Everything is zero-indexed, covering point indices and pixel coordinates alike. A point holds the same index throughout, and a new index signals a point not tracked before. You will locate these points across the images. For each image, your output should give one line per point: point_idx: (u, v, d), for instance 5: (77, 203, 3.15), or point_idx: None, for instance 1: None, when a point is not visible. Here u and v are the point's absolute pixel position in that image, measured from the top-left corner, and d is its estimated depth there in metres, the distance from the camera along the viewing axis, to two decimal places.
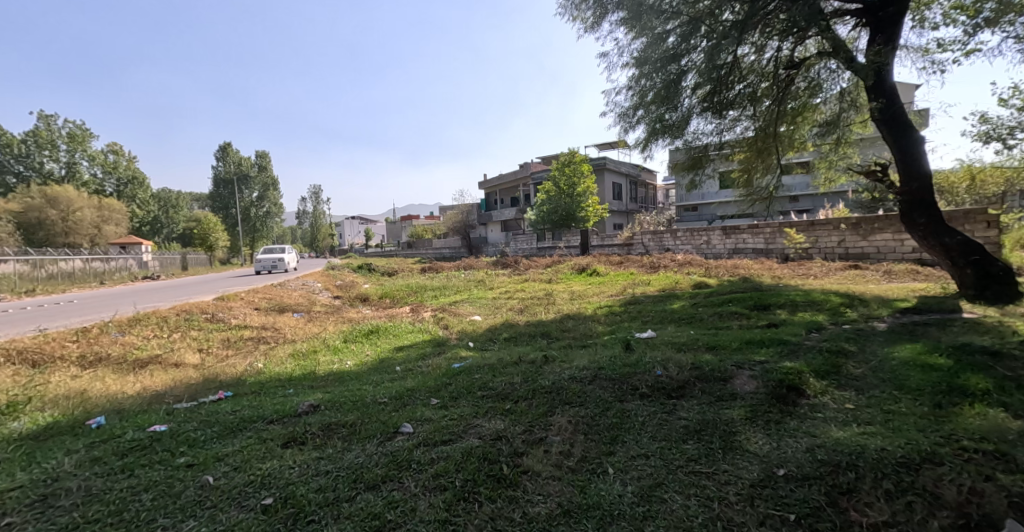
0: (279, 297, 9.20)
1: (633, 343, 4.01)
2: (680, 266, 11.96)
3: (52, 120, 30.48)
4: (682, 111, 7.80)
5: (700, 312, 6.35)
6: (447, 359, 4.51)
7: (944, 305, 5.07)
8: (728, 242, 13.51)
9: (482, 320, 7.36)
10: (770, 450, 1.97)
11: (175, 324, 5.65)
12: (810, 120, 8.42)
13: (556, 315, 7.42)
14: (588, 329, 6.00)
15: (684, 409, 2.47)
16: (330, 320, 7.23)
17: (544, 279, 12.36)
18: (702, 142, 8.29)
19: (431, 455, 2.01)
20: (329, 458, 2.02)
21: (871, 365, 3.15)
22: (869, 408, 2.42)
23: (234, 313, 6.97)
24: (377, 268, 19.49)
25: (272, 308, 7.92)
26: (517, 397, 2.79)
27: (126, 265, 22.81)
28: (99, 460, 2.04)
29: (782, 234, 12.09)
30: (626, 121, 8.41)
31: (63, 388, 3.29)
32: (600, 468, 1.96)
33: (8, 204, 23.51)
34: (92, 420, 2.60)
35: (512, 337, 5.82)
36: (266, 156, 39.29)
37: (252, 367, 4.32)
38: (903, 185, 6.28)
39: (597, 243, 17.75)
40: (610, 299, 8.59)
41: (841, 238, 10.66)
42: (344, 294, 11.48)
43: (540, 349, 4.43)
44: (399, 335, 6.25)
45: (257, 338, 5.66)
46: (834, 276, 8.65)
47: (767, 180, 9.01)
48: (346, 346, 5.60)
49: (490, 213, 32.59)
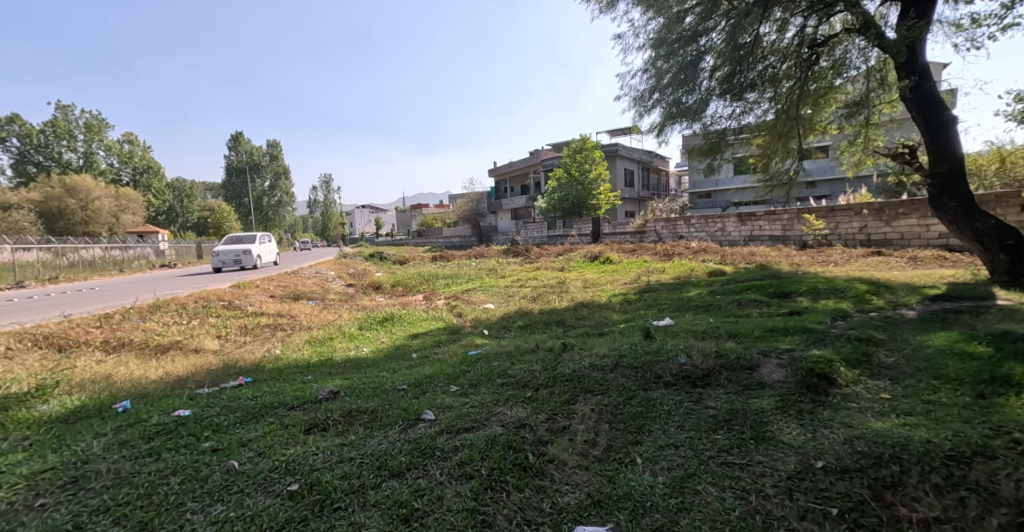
0: (293, 284, 9.28)
1: (652, 330, 3.95)
2: (694, 253, 11.81)
3: (69, 111, 30.90)
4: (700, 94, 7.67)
5: (719, 300, 6.24)
6: (462, 347, 4.47)
7: (975, 292, 4.94)
8: (743, 229, 13.31)
9: (496, 308, 7.32)
10: (805, 441, 1.91)
11: (195, 311, 5.69)
12: (833, 103, 8.21)
13: (570, 302, 7.38)
14: (604, 317, 5.96)
15: (710, 399, 2.41)
16: (345, 308, 7.28)
17: (556, 267, 12.28)
18: (721, 125, 8.11)
19: (455, 443, 1.97)
20: (352, 444, 1.99)
21: (905, 354, 3.06)
22: (907, 398, 2.35)
23: (251, 300, 7.03)
24: (388, 256, 19.56)
25: (287, 295, 7.98)
26: (538, 385, 2.74)
27: (144, 254, 23.23)
28: (127, 443, 2.01)
29: (800, 220, 11.88)
30: (641, 105, 8.33)
31: (88, 372, 3.31)
32: (628, 457, 1.91)
33: (29, 194, 23.97)
34: (117, 404, 2.57)
35: (526, 326, 5.77)
36: (277, 145, 39.51)
37: (271, 353, 4.33)
38: (932, 167, 6.10)
39: (608, 231, 17.63)
40: (625, 287, 8.51)
41: (862, 224, 10.45)
42: (358, 282, 11.55)
43: (558, 337, 4.38)
44: (413, 323, 6.24)
45: (274, 325, 5.69)
46: (856, 263, 8.47)
47: (786, 166, 8.82)
48: (362, 333, 5.61)
49: (500, 202, 32.44)
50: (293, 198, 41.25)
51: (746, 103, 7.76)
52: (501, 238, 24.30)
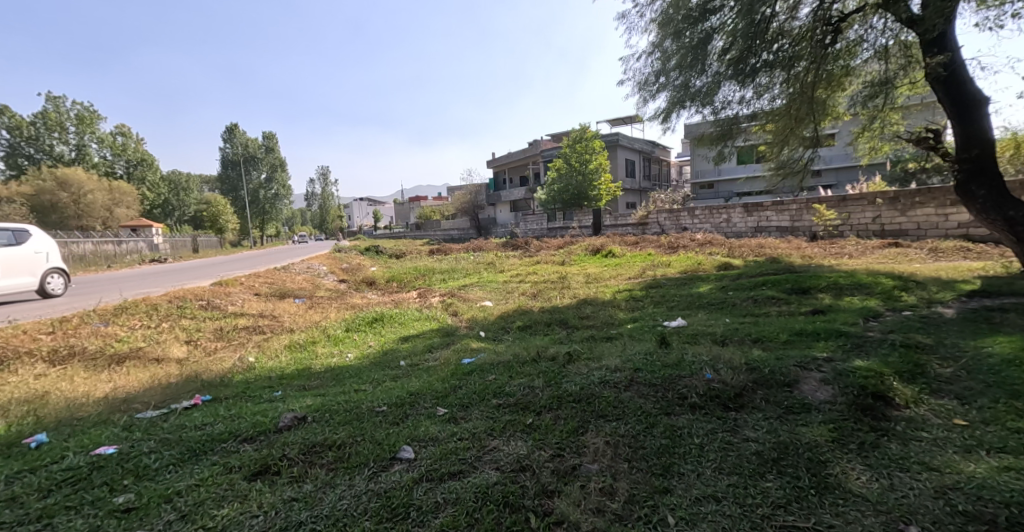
0: (281, 281, 8.85)
1: (668, 337, 3.52)
2: (700, 245, 11.38)
3: (61, 102, 30.28)
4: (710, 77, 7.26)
5: (733, 297, 5.82)
6: (456, 354, 4.05)
7: (1016, 287, 4.53)
8: (749, 220, 12.90)
9: (495, 306, 6.88)
10: (882, 493, 1.52)
11: (167, 312, 5.28)
12: (847, 86, 7.76)
13: (573, 300, 6.96)
14: (609, 317, 5.57)
15: (749, 427, 1.99)
16: (334, 306, 6.87)
17: (557, 261, 11.85)
18: (731, 109, 7.72)
19: (436, 498, 1.57)
20: (304, 500, 1.59)
21: (964, 364, 2.64)
22: (985, 425, 1.95)
23: (234, 299, 6.62)
24: (384, 249, 19.11)
25: (272, 293, 7.56)
26: (540, 409, 2.33)
27: (138, 248, 22.84)
28: (16, 501, 1.60)
29: (810, 211, 11.46)
30: (647, 90, 7.97)
31: (21, 391, 2.87)
32: (656, 515, 1.51)
33: (20, 187, 23.44)
34: (33, 437, 2.14)
35: (526, 328, 5.34)
36: (273, 138, 38.92)
37: (242, 362, 3.92)
38: (960, 152, 5.66)
39: (610, 223, 17.14)
40: (629, 282, 8.09)
41: (875, 214, 10.05)
42: (351, 277, 11.12)
43: (559, 343, 3.96)
44: (405, 323, 5.81)
45: (254, 327, 5.28)
46: (871, 255, 8.06)
47: (798, 154, 8.37)
48: (349, 336, 5.19)
49: (498, 194, 31.92)
50: (289, 191, 40.70)
51: (757, 87, 7.34)
52: (500, 231, 23.82)
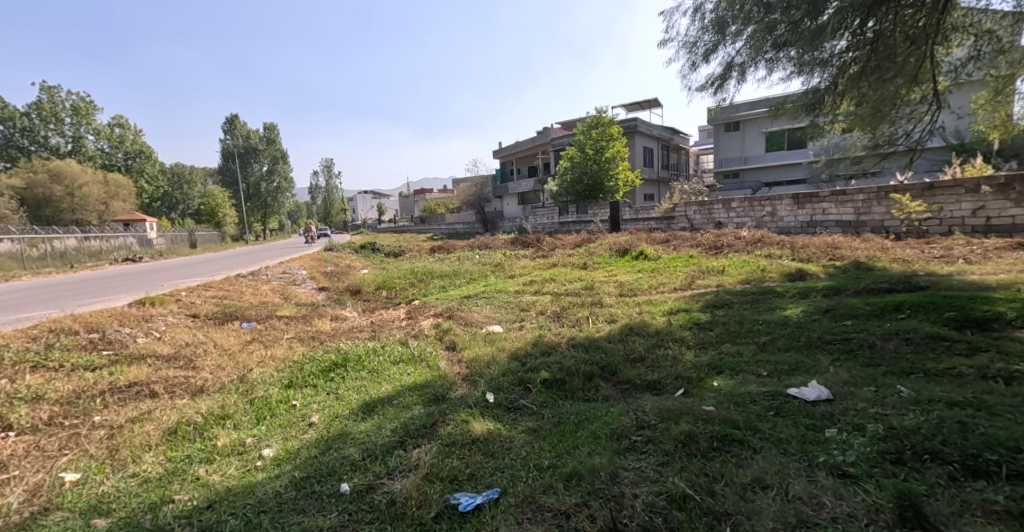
0: (237, 294, 7.06)
1: (903, 494, 1.76)
2: (751, 245, 9.47)
3: (56, 91, 28.80)
4: (783, 34, 5.29)
5: (863, 329, 3.93)
6: (445, 490, 2.18)
7: None
8: (801, 213, 10.98)
9: (505, 335, 5.02)
10: None
11: (15, 363, 3.52)
12: (973, 38, 5.65)
13: (612, 326, 5.15)
14: (680, 366, 3.70)
15: None
16: (286, 336, 5.07)
17: (577, 263, 10.01)
18: (824, 70, 5.68)
19: None
20: None
21: None
22: None
23: (151, 328, 4.84)
24: (382, 246, 17.29)
25: (215, 315, 5.76)
26: None
27: (126, 243, 21.22)
28: None
29: (883, 202, 9.53)
30: (699, 53, 6.12)
31: None
32: None
33: (11, 180, 21.93)
34: None
35: (557, 387, 3.48)
36: (275, 129, 37.19)
37: (22, 498, 2.17)
38: None
39: (630, 217, 15.19)
40: (681, 297, 6.25)
41: (976, 206, 8.15)
42: (333, 284, 9.34)
43: (625, 473, 2.11)
44: (376, 370, 3.98)
45: (142, 384, 3.42)
46: (1002, 260, 6.15)
47: (902, 128, 6.39)
48: (287, 400, 3.38)
49: (506, 184, 29.95)
50: (291, 184, 39.04)
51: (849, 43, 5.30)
52: (507, 226, 21.93)
